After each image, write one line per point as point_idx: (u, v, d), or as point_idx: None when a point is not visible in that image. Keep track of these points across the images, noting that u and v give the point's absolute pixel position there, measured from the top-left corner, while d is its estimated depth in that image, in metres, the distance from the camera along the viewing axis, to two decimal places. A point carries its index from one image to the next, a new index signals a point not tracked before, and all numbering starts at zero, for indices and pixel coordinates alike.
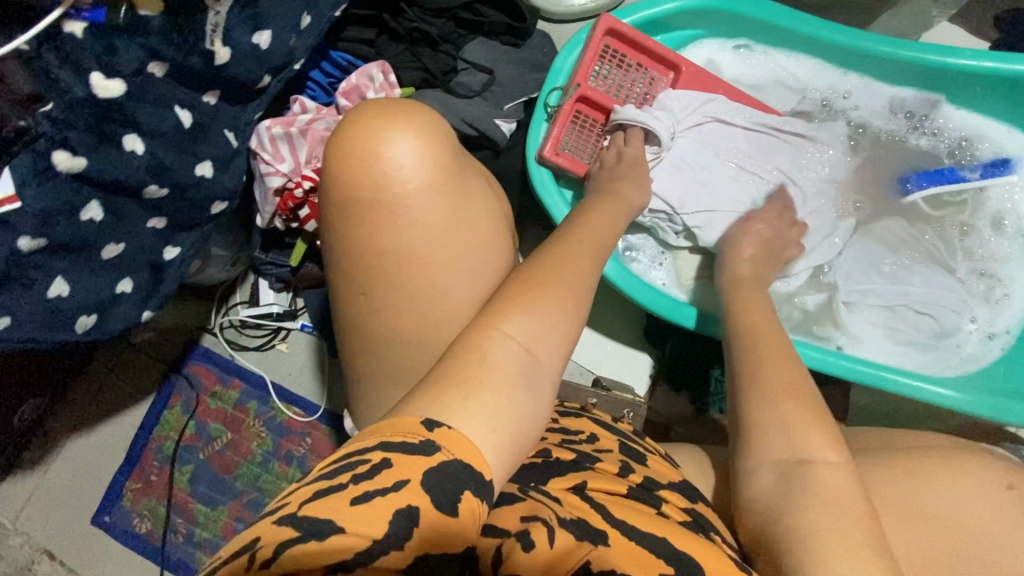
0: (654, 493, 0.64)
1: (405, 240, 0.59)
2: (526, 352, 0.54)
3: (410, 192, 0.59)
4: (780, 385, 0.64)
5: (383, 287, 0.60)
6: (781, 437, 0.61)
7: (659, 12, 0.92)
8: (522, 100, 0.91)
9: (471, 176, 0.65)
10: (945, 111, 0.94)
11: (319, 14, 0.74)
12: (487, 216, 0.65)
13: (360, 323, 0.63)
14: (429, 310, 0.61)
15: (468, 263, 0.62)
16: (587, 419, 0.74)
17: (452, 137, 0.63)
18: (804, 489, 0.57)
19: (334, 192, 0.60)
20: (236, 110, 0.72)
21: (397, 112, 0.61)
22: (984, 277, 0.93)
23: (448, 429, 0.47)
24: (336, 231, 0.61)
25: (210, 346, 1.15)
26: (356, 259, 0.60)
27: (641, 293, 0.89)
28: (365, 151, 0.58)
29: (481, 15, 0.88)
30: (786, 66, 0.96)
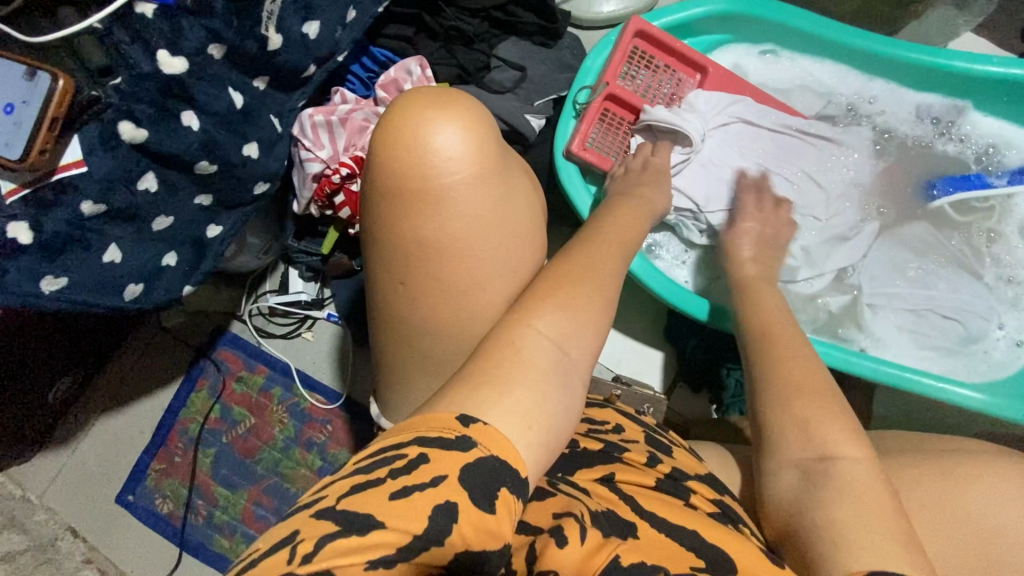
0: (681, 482, 0.65)
1: (448, 231, 0.60)
2: (558, 348, 0.55)
3: (455, 183, 0.59)
4: (794, 381, 0.64)
5: (423, 277, 0.61)
6: (798, 434, 0.61)
7: (686, 17, 0.95)
8: (552, 97, 0.94)
9: (514, 170, 0.65)
10: (972, 118, 0.94)
11: (365, 9, 0.78)
12: (527, 211, 0.65)
13: (394, 308, 0.64)
14: (466, 300, 0.62)
15: (506, 257, 0.63)
16: (612, 410, 0.75)
17: (498, 129, 0.63)
18: (827, 486, 0.57)
19: (378, 181, 0.60)
20: (283, 97, 0.76)
21: (448, 101, 0.61)
22: (1013, 284, 0.92)
23: (483, 426, 0.48)
24: (378, 221, 0.61)
25: (238, 332, 1.19)
26: (397, 248, 0.60)
27: (666, 290, 0.90)
28: (417, 143, 0.58)
29: (515, 15, 0.92)
30: (812, 71, 0.98)
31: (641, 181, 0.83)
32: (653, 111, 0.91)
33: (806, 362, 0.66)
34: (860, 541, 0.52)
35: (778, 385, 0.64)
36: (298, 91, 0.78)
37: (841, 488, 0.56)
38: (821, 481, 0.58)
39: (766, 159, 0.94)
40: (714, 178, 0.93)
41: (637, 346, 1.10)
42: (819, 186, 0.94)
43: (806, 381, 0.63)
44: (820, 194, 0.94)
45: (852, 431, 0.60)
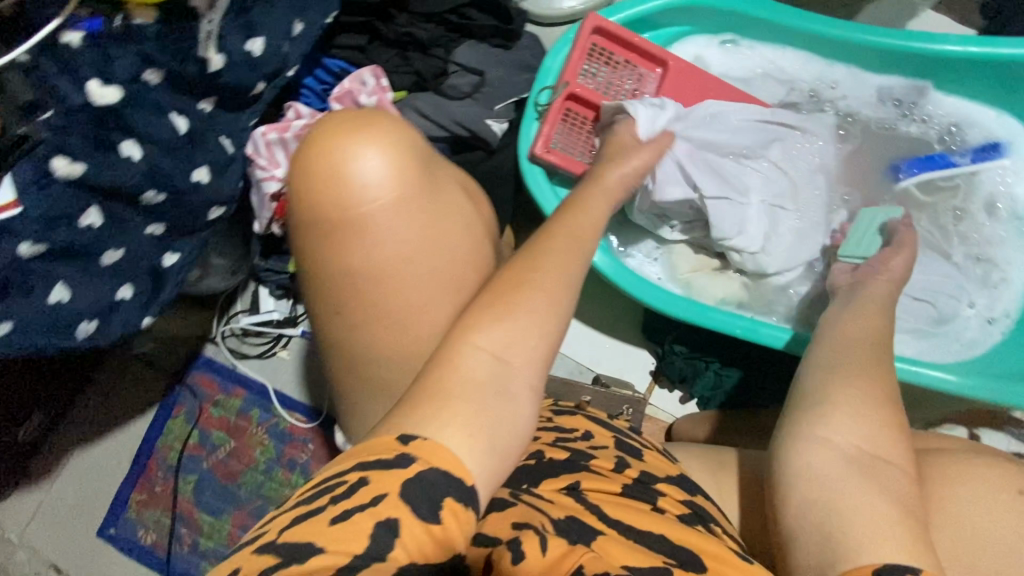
0: (650, 487, 0.64)
1: (375, 257, 0.60)
2: (498, 359, 0.56)
3: (377, 208, 0.60)
4: (876, 382, 0.60)
5: (359, 305, 0.62)
6: (867, 429, 0.57)
7: (643, 11, 0.94)
8: (513, 100, 0.92)
9: (448, 190, 0.65)
10: (933, 98, 0.95)
11: (313, 21, 0.75)
12: (465, 230, 0.65)
13: (340, 339, 0.64)
14: (407, 324, 0.63)
15: (443, 279, 0.63)
16: (582, 416, 0.73)
17: (422, 146, 0.64)
18: (870, 482, 0.54)
19: (307, 210, 0.61)
20: (232, 117, 0.73)
21: (367, 127, 0.61)
22: (981, 261, 0.93)
23: (422, 441, 0.50)
24: (313, 255, 0.62)
25: (212, 355, 1.16)
26: (330, 282, 0.62)
27: (636, 287, 0.90)
28: (337, 175, 0.59)
29: (469, 19, 0.90)
30: (773, 59, 0.97)
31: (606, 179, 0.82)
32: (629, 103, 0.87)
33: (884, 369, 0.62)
34: (892, 538, 0.51)
35: (859, 379, 0.60)
36: (248, 110, 0.76)
37: (882, 489, 0.54)
38: (869, 475, 0.55)
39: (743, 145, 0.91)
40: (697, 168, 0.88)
41: (615, 343, 1.11)
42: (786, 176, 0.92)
43: (881, 385, 0.60)
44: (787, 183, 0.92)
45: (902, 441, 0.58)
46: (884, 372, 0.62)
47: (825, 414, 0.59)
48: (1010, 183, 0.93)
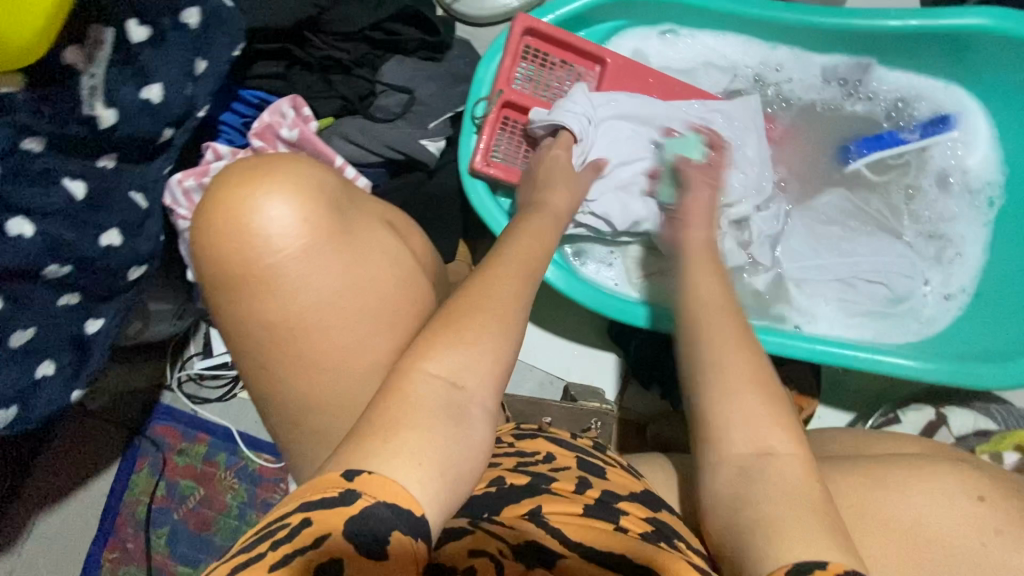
0: (612, 506, 0.63)
1: (292, 305, 0.61)
2: (449, 383, 0.55)
3: (287, 256, 0.60)
4: (730, 372, 0.58)
5: (283, 354, 0.62)
6: (744, 432, 0.56)
7: (577, 8, 0.89)
8: (448, 115, 0.88)
9: (362, 227, 0.65)
10: (878, 74, 0.93)
11: (217, 57, 0.70)
12: (384, 265, 0.65)
13: (273, 391, 0.64)
14: (334, 367, 0.63)
15: (365, 317, 0.63)
16: (543, 438, 0.72)
17: (330, 187, 0.64)
18: (763, 485, 0.53)
19: (220, 264, 0.61)
20: (140, 168, 0.69)
21: (266, 175, 0.61)
22: (934, 238, 0.92)
23: (368, 475, 0.47)
24: (234, 310, 0.62)
25: (171, 403, 1.12)
26: (251, 333, 0.62)
27: (591, 298, 0.88)
28: (239, 228, 0.60)
29: (395, 33, 0.85)
30: (713, 47, 0.94)
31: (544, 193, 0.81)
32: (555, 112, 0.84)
33: (749, 355, 0.60)
34: (800, 533, 0.48)
35: (716, 380, 0.59)
36: (158, 159, 0.71)
37: (778, 488, 0.52)
38: (760, 481, 0.53)
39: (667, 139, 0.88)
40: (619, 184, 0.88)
41: (583, 350, 1.09)
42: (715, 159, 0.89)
43: (743, 371, 0.58)
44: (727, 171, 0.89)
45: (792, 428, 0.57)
46: (752, 359, 0.60)
47: (708, 437, 0.58)
48: (960, 156, 0.92)
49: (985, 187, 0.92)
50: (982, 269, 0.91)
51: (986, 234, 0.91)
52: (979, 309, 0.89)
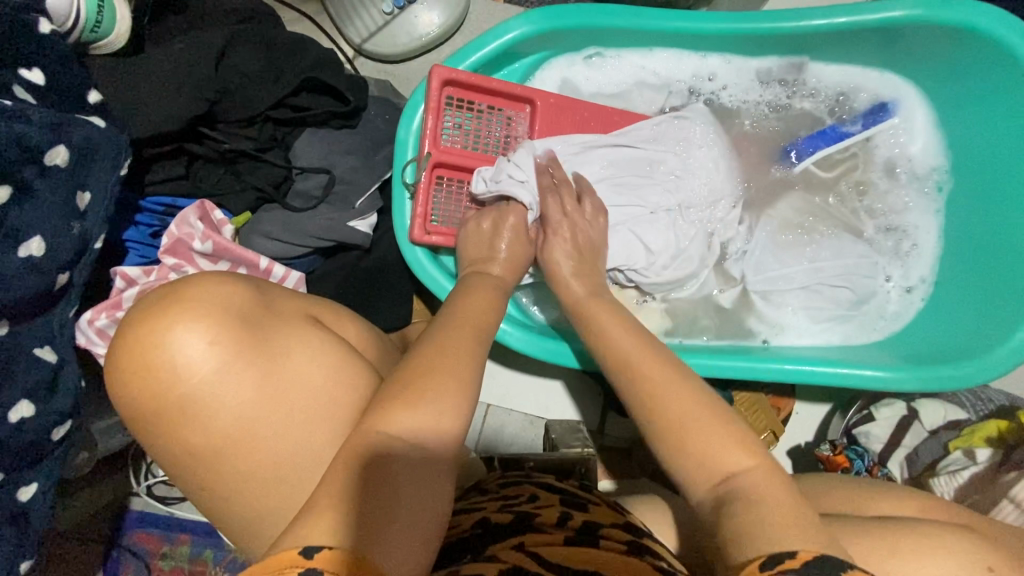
0: (594, 531, 0.60)
1: (216, 430, 0.51)
2: (415, 447, 0.51)
3: (197, 380, 0.50)
4: (668, 406, 0.54)
5: (217, 482, 0.52)
6: (697, 467, 0.51)
7: (493, 50, 0.83)
8: (375, 187, 0.82)
9: (275, 324, 0.55)
10: (813, 70, 0.90)
11: (101, 185, 0.63)
12: (312, 360, 0.55)
13: (223, 519, 0.54)
14: (282, 482, 0.53)
15: (304, 423, 0.53)
16: (530, 485, 0.70)
17: (236, 289, 0.54)
18: (737, 504, 0.47)
19: (127, 402, 0.51)
20: (40, 321, 0.63)
21: (166, 296, 0.52)
22: (892, 231, 0.91)
23: (331, 550, 0.42)
24: (159, 448, 0.52)
25: (143, 509, 1.04)
26: (178, 463, 0.52)
27: (555, 352, 0.85)
28: (137, 362, 0.49)
29: (301, 108, 0.79)
30: (643, 65, 0.91)
31: (492, 257, 0.76)
32: (505, 176, 0.80)
33: (680, 384, 0.55)
34: (780, 524, 0.44)
35: (655, 412, 0.55)
36: (59, 303, 0.64)
37: (752, 500, 0.47)
38: (730, 505, 0.47)
39: (614, 179, 0.85)
40: None
41: (556, 383, 1.07)
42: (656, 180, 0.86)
43: (674, 413, 0.53)
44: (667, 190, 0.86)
45: (741, 440, 0.51)
46: (679, 393, 0.55)
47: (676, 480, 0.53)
48: (903, 144, 0.91)
49: (931, 173, 0.91)
50: (939, 256, 0.90)
51: (938, 221, 0.91)
52: (941, 298, 0.89)
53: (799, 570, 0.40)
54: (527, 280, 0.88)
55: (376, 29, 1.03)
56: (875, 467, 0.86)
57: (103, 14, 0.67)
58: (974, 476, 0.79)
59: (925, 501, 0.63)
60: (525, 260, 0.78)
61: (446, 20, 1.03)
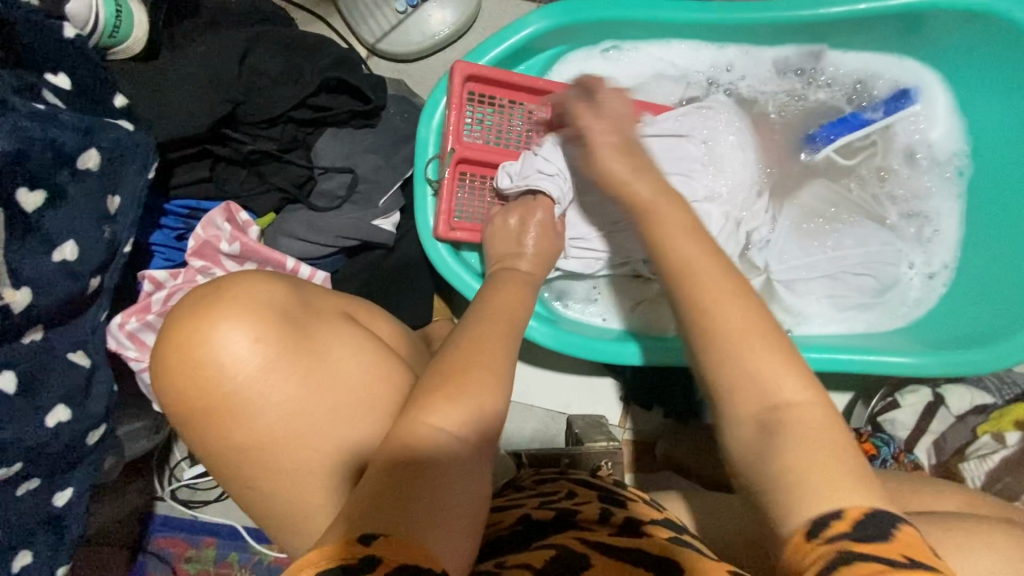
0: (637, 527, 0.59)
1: (261, 427, 0.50)
2: (456, 439, 0.51)
3: (243, 377, 0.49)
4: (732, 324, 0.49)
5: (263, 479, 0.52)
6: (749, 392, 0.47)
7: (512, 45, 0.83)
8: (398, 185, 0.82)
9: (316, 322, 0.54)
10: (831, 58, 0.90)
11: (131, 188, 0.63)
12: (352, 355, 0.54)
13: (270, 517, 0.54)
14: (326, 479, 0.52)
15: (348, 420, 0.53)
16: (566, 482, 0.70)
17: (276, 287, 0.54)
18: (785, 439, 0.45)
19: (174, 400, 0.51)
20: (71, 326, 0.62)
21: (209, 295, 0.52)
22: (913, 217, 0.91)
23: (385, 539, 0.42)
24: (205, 446, 0.52)
25: (167, 512, 1.04)
26: (223, 460, 0.52)
27: (582, 347, 0.85)
28: (181, 360, 0.49)
29: (323, 108, 0.79)
30: (660, 57, 0.91)
31: (520, 253, 0.76)
32: (528, 173, 0.80)
33: (745, 302, 0.51)
34: (827, 475, 0.43)
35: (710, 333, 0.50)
36: (91, 308, 0.64)
37: (800, 436, 0.45)
38: (776, 434, 0.46)
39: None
40: (612, 219, 0.85)
41: (576, 378, 1.07)
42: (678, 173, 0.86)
43: (746, 326, 0.49)
44: (689, 182, 0.86)
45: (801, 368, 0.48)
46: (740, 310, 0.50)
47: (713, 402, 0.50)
48: (924, 130, 0.91)
49: (952, 158, 0.91)
50: (961, 241, 0.90)
51: (959, 206, 0.91)
52: (964, 283, 0.88)
53: (852, 533, 0.40)
54: (551, 274, 0.88)
55: (390, 29, 1.03)
56: (902, 454, 0.86)
57: (121, 19, 0.68)
58: (1005, 460, 0.80)
59: (959, 493, 0.63)
60: (552, 255, 0.78)
61: (458, 18, 1.03)
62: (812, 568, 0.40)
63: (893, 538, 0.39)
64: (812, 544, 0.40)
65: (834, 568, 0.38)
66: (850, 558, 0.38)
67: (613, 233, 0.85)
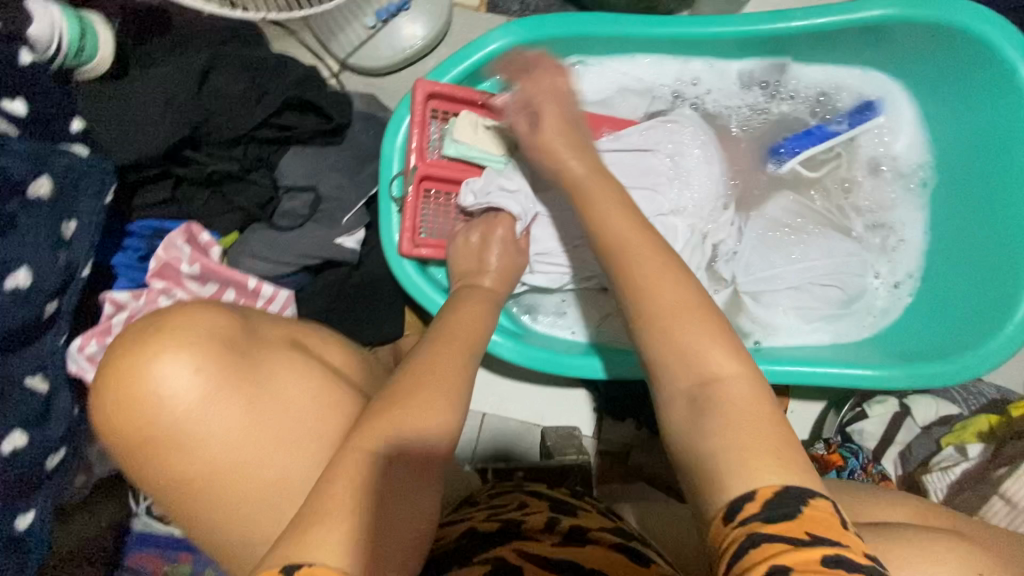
0: (583, 535, 0.61)
1: (203, 457, 0.51)
2: (400, 462, 0.52)
3: (184, 408, 0.50)
4: (676, 311, 0.49)
5: (206, 508, 0.52)
6: (680, 364, 0.48)
7: (475, 63, 0.83)
8: (362, 203, 0.82)
9: (259, 349, 0.55)
10: (794, 71, 0.91)
11: (86, 212, 0.63)
12: (297, 381, 0.55)
13: (215, 548, 0.54)
14: (270, 504, 0.53)
15: (291, 446, 0.54)
16: (519, 493, 0.71)
17: (219, 316, 0.54)
18: (712, 416, 0.45)
19: (113, 433, 0.51)
20: (28, 351, 0.62)
21: (152, 326, 0.52)
22: (879, 228, 0.91)
23: (307, 568, 0.42)
24: (149, 480, 0.52)
25: (143, 527, 1.00)
26: (166, 492, 0.52)
27: (547, 362, 0.85)
28: (121, 394, 0.49)
29: (286, 127, 0.79)
30: (624, 71, 0.91)
31: (482, 270, 0.76)
32: (489, 191, 0.81)
33: (685, 283, 0.51)
34: (749, 455, 0.43)
35: (649, 310, 0.50)
36: (48, 333, 0.64)
37: (729, 415, 0.45)
38: (707, 410, 0.46)
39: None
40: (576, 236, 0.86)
41: (549, 391, 1.07)
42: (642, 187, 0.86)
43: (673, 302, 0.50)
44: (654, 196, 0.86)
45: (735, 344, 0.49)
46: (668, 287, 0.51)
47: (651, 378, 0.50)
48: (887, 142, 0.92)
49: (916, 169, 0.91)
50: (926, 251, 0.91)
51: (924, 217, 0.91)
52: (928, 293, 0.89)
53: (762, 513, 0.40)
54: (518, 289, 0.89)
55: (359, 44, 1.03)
56: (870, 464, 0.85)
57: (86, 40, 0.65)
58: (967, 472, 0.79)
59: (917, 507, 0.64)
60: (515, 271, 0.78)
61: (429, 32, 1.03)
62: (728, 550, 0.40)
63: (801, 514, 0.39)
64: (728, 527, 0.41)
65: (744, 550, 0.38)
66: (759, 539, 0.38)
67: (578, 249, 0.85)
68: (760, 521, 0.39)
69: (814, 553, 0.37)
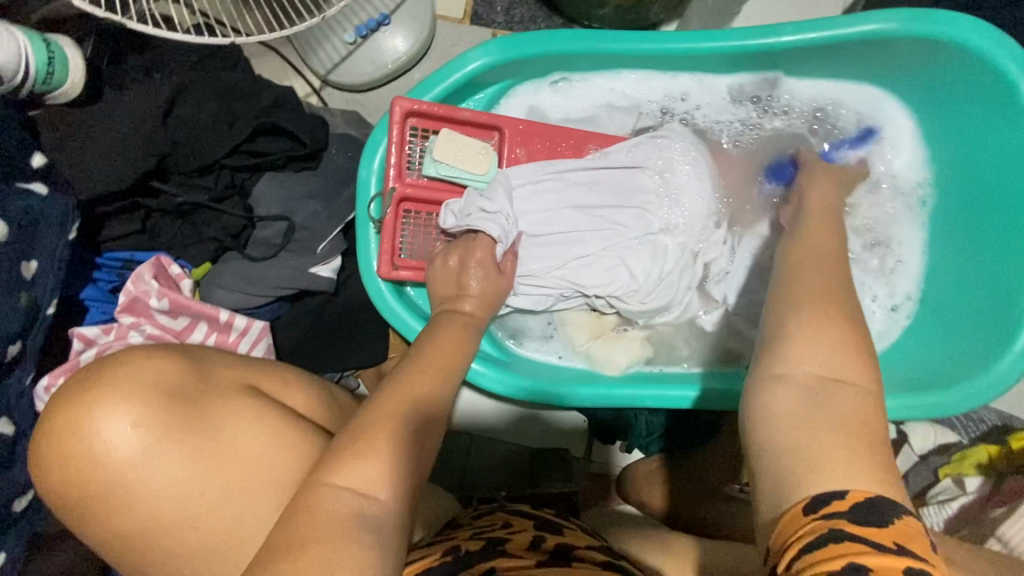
0: (568, 554, 0.60)
1: (145, 508, 0.53)
2: (360, 499, 0.48)
3: (125, 460, 0.52)
4: (820, 307, 0.48)
5: (152, 556, 0.54)
6: (821, 357, 0.45)
7: (457, 80, 0.81)
8: (338, 227, 0.81)
9: (204, 396, 0.57)
10: (788, 86, 0.87)
11: (48, 252, 0.62)
12: (242, 427, 0.57)
13: None
14: (214, 550, 0.55)
15: (235, 491, 0.55)
16: (503, 513, 0.69)
17: (164, 366, 0.57)
18: (828, 412, 0.43)
19: (57, 489, 0.52)
20: None
21: (95, 380, 0.54)
22: (878, 246, 0.88)
23: None
24: (98, 534, 0.54)
25: None
26: (110, 542, 0.54)
27: (534, 385, 0.83)
28: (61, 451, 0.51)
29: (260, 153, 0.77)
30: (612, 86, 0.88)
31: (463, 295, 0.74)
32: (469, 214, 0.77)
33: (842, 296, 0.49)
34: (836, 460, 0.41)
35: (798, 304, 0.49)
36: (14, 372, 0.62)
37: (837, 421, 0.42)
38: (825, 405, 0.43)
39: (586, 206, 0.84)
40: (559, 257, 0.83)
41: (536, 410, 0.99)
42: (628, 205, 0.84)
43: (810, 303, 0.48)
44: (643, 215, 0.84)
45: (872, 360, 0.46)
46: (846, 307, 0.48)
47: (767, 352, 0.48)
48: (887, 158, 0.88)
49: (916, 187, 0.87)
50: (924, 272, 0.87)
51: (922, 236, 0.88)
52: (929, 313, 0.85)
53: (848, 512, 0.38)
54: (501, 311, 0.87)
55: (340, 60, 1.00)
56: None
57: (53, 63, 0.62)
58: (964, 507, 0.77)
59: None
60: (497, 296, 0.76)
61: (411, 46, 1.00)
62: (798, 542, 0.38)
63: (891, 524, 0.38)
64: (806, 518, 0.39)
65: (820, 544, 0.37)
66: (840, 536, 0.37)
67: (560, 272, 0.83)
68: (847, 519, 0.38)
69: (894, 561, 0.36)
